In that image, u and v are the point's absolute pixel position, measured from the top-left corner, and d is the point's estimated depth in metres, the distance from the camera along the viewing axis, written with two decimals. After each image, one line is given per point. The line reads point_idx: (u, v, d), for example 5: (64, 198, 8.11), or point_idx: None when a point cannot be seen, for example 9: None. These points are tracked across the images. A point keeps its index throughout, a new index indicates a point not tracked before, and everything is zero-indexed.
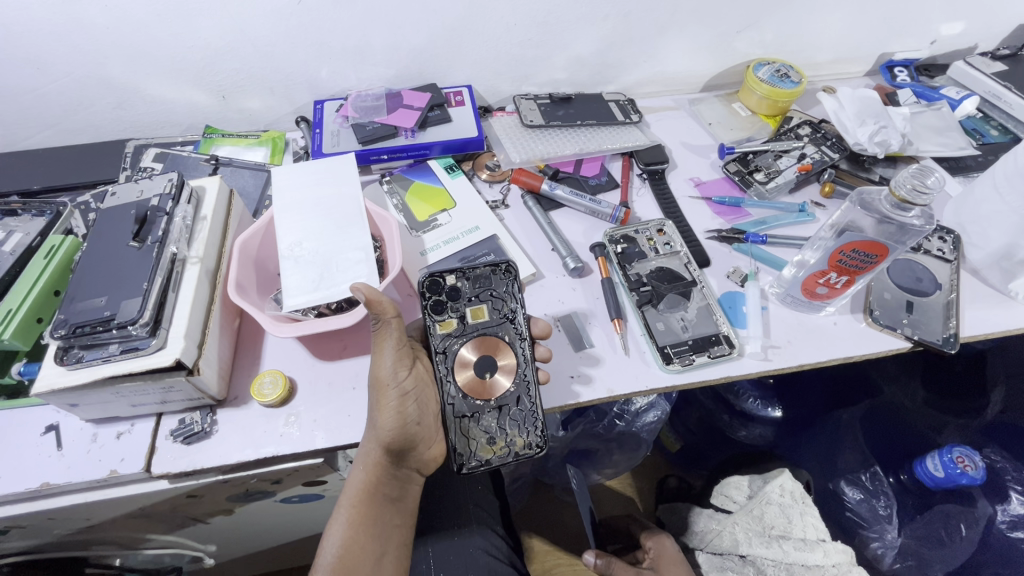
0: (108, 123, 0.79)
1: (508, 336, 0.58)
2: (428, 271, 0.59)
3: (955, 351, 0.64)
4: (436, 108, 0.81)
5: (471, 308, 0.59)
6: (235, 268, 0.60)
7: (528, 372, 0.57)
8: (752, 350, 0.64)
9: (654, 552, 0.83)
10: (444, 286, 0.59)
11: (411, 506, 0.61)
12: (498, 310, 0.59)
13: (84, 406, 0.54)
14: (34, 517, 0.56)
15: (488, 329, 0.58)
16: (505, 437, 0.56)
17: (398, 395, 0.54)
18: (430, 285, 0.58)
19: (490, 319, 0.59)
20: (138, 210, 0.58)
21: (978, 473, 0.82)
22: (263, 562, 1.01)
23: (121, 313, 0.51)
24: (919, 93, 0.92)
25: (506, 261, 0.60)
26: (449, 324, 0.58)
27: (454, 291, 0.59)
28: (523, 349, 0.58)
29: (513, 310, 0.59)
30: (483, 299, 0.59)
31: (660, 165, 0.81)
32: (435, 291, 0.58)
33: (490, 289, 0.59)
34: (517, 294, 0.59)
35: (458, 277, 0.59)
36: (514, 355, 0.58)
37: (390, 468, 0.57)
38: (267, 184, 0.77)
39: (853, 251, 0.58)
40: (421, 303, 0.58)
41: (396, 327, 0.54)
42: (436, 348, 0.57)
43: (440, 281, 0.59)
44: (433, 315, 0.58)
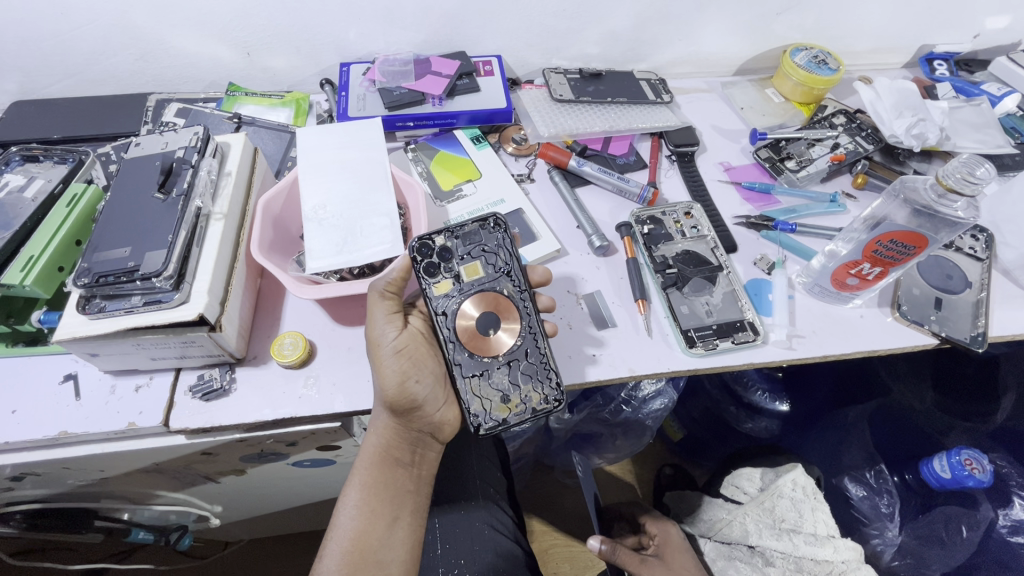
0: (130, 75, 0.78)
1: (507, 290, 0.58)
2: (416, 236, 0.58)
3: (982, 351, 0.63)
4: (465, 77, 0.79)
5: (465, 266, 0.58)
6: (259, 226, 0.59)
7: (533, 324, 0.57)
8: (777, 337, 0.63)
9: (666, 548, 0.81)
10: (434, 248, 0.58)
11: (426, 474, 0.60)
12: (493, 266, 0.58)
13: (103, 356, 0.53)
14: (50, 465, 0.56)
15: (485, 285, 0.58)
16: (519, 394, 0.55)
17: (392, 353, 0.54)
18: (420, 248, 0.57)
19: (485, 275, 0.58)
20: (164, 161, 0.57)
21: (985, 476, 0.82)
22: (266, 525, 1.02)
23: (145, 265, 0.50)
24: (959, 88, 0.89)
25: (493, 216, 0.59)
26: (444, 285, 0.57)
27: (445, 252, 0.58)
28: (524, 303, 0.57)
29: (508, 265, 0.58)
30: (476, 256, 0.58)
31: (691, 147, 0.79)
32: (426, 253, 0.57)
33: (481, 244, 0.59)
34: (509, 247, 0.58)
35: (448, 237, 0.58)
36: (517, 311, 0.57)
37: (400, 429, 0.57)
38: (291, 145, 0.75)
39: (890, 242, 0.57)
40: (414, 266, 0.57)
41: (382, 290, 0.56)
42: (436, 309, 0.56)
43: (429, 243, 0.58)
44: (428, 277, 0.57)
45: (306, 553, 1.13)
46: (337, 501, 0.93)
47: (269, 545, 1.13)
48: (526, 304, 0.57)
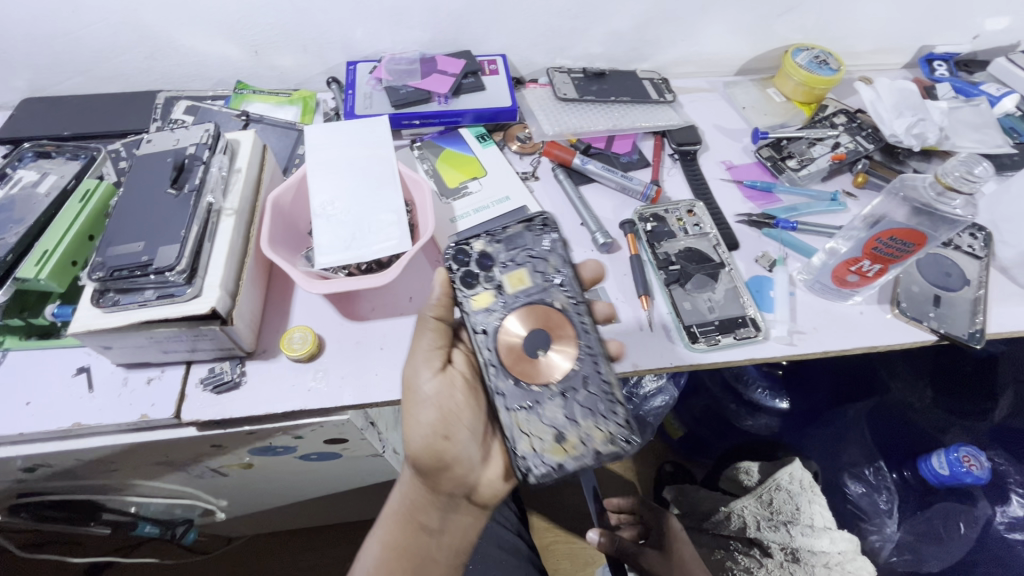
0: (140, 73, 0.78)
1: (559, 303, 0.57)
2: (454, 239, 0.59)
3: (980, 347, 0.64)
4: (470, 76, 0.80)
5: (509, 275, 0.58)
6: (269, 222, 0.60)
7: (591, 344, 0.56)
8: (778, 333, 0.64)
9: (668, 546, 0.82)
10: (472, 254, 0.59)
11: (454, 541, 0.59)
12: (540, 274, 0.59)
13: (117, 349, 0.54)
14: (62, 456, 0.57)
15: (533, 295, 0.58)
16: (577, 432, 0.52)
17: (421, 407, 0.54)
18: (458, 254, 0.58)
19: (531, 285, 0.58)
20: (176, 158, 0.58)
21: (983, 473, 0.83)
22: (270, 520, 1.03)
23: (159, 259, 0.52)
24: (959, 88, 0.90)
25: (540, 217, 0.60)
26: (483, 298, 0.58)
27: (486, 258, 0.59)
28: (580, 318, 0.57)
29: (556, 274, 0.59)
30: (522, 263, 0.59)
31: (693, 146, 0.80)
32: (463, 260, 0.58)
33: (526, 249, 0.59)
34: (557, 250, 0.59)
35: (488, 242, 0.59)
36: (570, 330, 0.56)
37: (429, 493, 0.57)
38: (298, 142, 0.76)
39: (890, 238, 0.59)
40: (451, 277, 0.58)
41: (429, 323, 0.57)
42: (476, 326, 0.57)
43: (467, 249, 0.59)
44: (466, 289, 0.57)
45: (310, 548, 1.14)
46: (341, 496, 0.94)
47: (272, 539, 1.14)
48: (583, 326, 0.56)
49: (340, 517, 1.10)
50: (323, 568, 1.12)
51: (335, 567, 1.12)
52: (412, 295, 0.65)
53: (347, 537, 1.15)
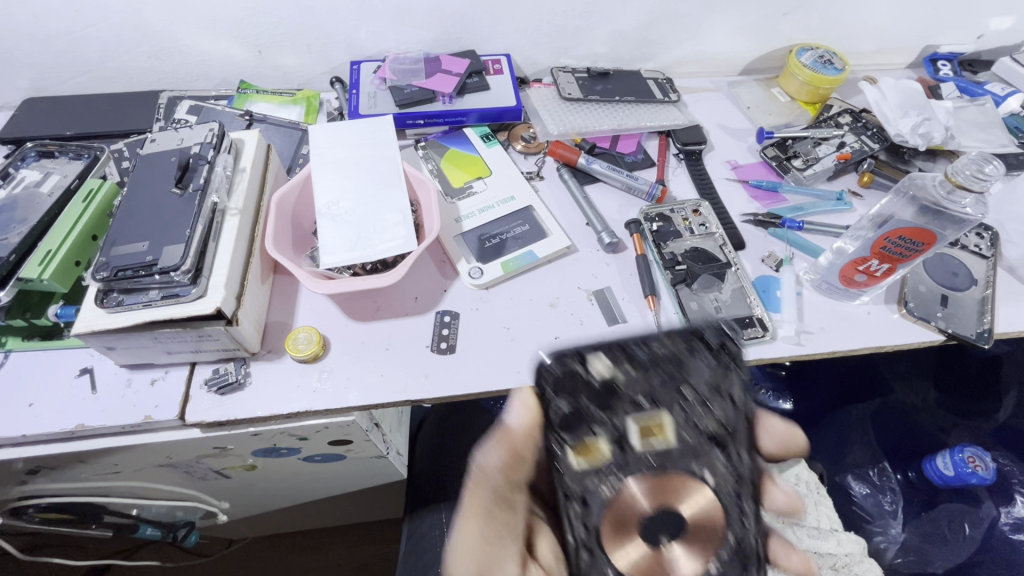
0: (142, 72, 0.78)
1: (710, 479, 0.40)
2: (556, 353, 0.43)
3: (988, 347, 0.64)
4: (475, 75, 0.80)
5: (639, 422, 0.40)
6: (273, 222, 0.59)
7: (753, 566, 0.40)
8: (785, 333, 0.63)
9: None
10: (586, 378, 0.42)
11: None
12: (693, 424, 0.41)
13: (120, 349, 0.54)
14: (65, 458, 0.56)
15: (669, 459, 0.40)
16: None
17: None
18: (560, 373, 0.42)
19: (676, 439, 0.40)
20: (180, 157, 0.58)
21: (988, 473, 0.85)
22: (272, 522, 1.03)
23: (163, 259, 0.51)
24: (963, 88, 0.90)
25: (700, 333, 0.44)
26: (591, 449, 0.40)
27: (609, 386, 0.42)
28: (745, 511, 0.40)
29: (715, 426, 0.41)
30: (665, 405, 0.41)
31: (698, 145, 0.80)
32: (571, 386, 0.42)
33: (678, 378, 0.42)
34: (717, 386, 0.42)
35: (615, 364, 0.42)
36: (720, 538, 0.39)
37: None
38: (302, 142, 0.75)
39: (898, 238, 0.59)
40: (548, 411, 0.41)
41: (499, 497, 0.46)
42: (568, 491, 0.40)
43: (580, 370, 0.42)
44: (568, 432, 0.41)
45: (311, 550, 1.13)
46: (343, 497, 0.93)
47: (274, 542, 1.14)
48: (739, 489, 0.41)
49: (342, 519, 1.09)
50: (324, 571, 1.11)
51: (336, 570, 1.11)
52: (418, 295, 0.64)
53: (349, 539, 1.14)
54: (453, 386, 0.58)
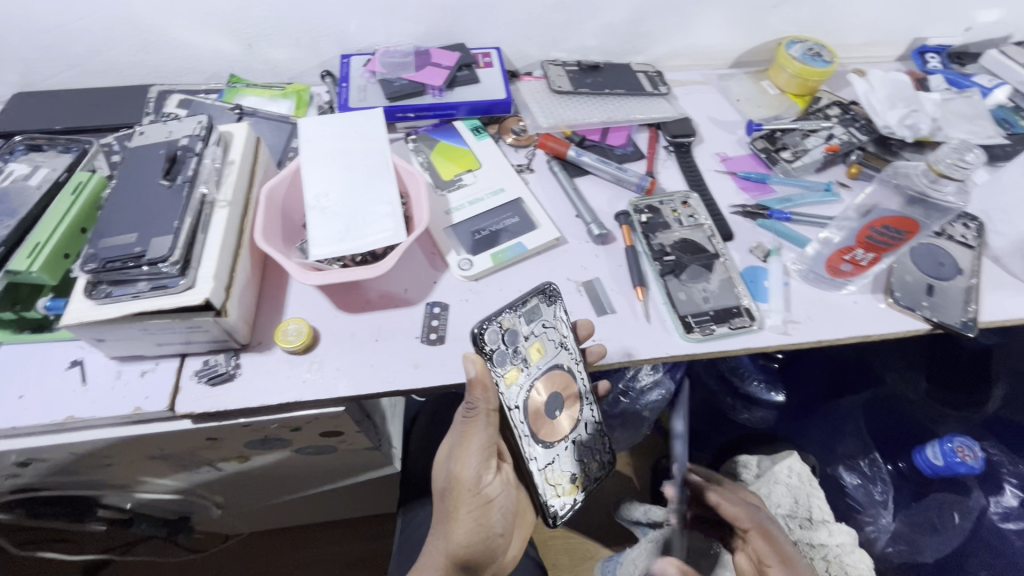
0: (132, 67, 0.78)
1: (567, 363, 0.61)
2: (477, 324, 0.57)
3: (973, 335, 0.65)
4: (465, 69, 0.80)
5: (530, 347, 0.60)
6: (263, 214, 0.60)
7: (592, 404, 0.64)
8: (772, 323, 0.64)
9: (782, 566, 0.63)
10: (501, 332, 0.58)
11: None
12: (553, 338, 0.61)
13: (110, 341, 0.54)
14: (55, 450, 0.57)
15: (550, 362, 0.61)
16: (583, 470, 0.62)
17: (479, 505, 0.57)
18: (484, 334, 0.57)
19: (548, 351, 0.61)
20: (168, 150, 0.58)
21: (976, 463, 0.84)
22: (266, 517, 1.03)
23: (151, 250, 0.51)
24: (951, 80, 0.90)
25: (546, 287, 0.61)
26: (512, 375, 0.58)
27: (513, 334, 0.59)
28: (583, 376, 0.62)
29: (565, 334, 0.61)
30: (539, 335, 0.61)
31: (688, 138, 0.80)
32: (495, 338, 0.58)
33: (547, 319, 0.61)
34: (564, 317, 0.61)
35: (512, 317, 0.59)
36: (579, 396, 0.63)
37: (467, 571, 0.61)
38: (292, 136, 0.75)
39: (883, 227, 0.60)
40: (488, 356, 0.57)
41: (493, 421, 0.57)
42: (511, 403, 0.58)
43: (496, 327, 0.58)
44: (500, 368, 0.57)
45: (306, 545, 1.14)
46: (337, 491, 0.94)
47: (269, 537, 1.14)
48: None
49: (337, 514, 1.10)
50: (320, 565, 1.12)
51: (332, 563, 1.12)
52: (408, 287, 0.64)
53: (344, 533, 1.15)
54: (441, 376, 0.58)
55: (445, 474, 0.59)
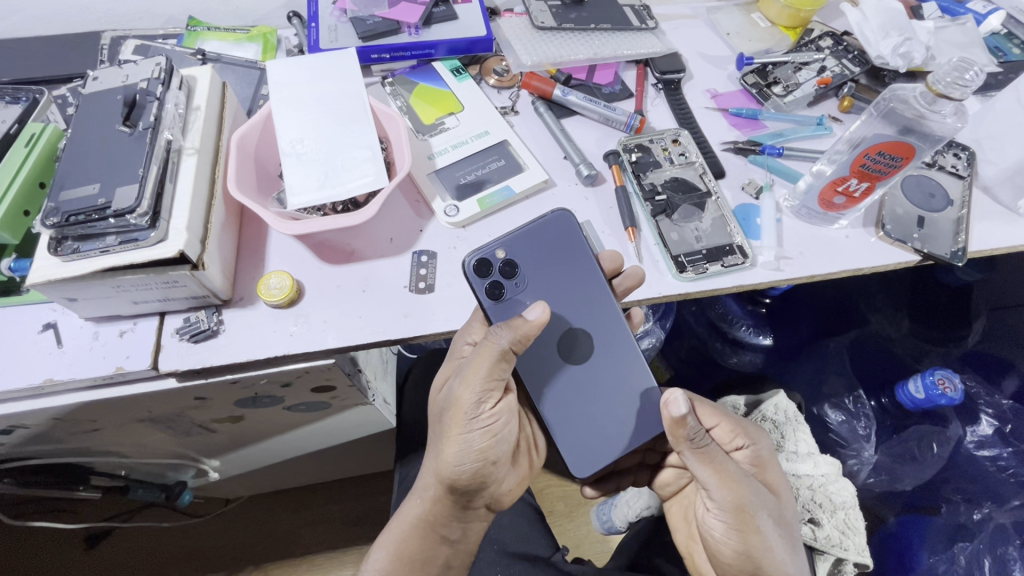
0: (81, 11, 0.72)
1: (594, 287, 0.57)
2: (475, 253, 0.55)
3: (961, 265, 0.65)
4: (441, 5, 0.76)
5: (528, 278, 0.56)
6: (235, 162, 0.57)
7: (606, 308, 0.57)
8: (765, 259, 0.63)
9: (744, 451, 0.59)
10: (495, 263, 0.55)
11: (468, 546, 0.61)
12: (569, 259, 0.57)
13: (83, 300, 0.52)
14: (38, 416, 0.55)
15: (567, 286, 0.57)
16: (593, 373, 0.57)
17: (473, 431, 0.52)
18: (478, 266, 0.55)
19: (561, 273, 0.57)
20: (126, 95, 0.54)
21: (956, 394, 0.86)
22: (262, 480, 1.03)
23: (117, 201, 0.48)
24: (944, 8, 0.87)
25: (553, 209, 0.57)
26: (504, 299, 0.55)
27: (509, 265, 0.55)
28: (607, 291, 0.57)
29: (582, 253, 0.57)
30: (542, 262, 0.56)
31: (677, 74, 0.77)
32: (485, 270, 0.55)
33: (559, 246, 0.57)
34: (584, 243, 0.57)
35: (507, 247, 0.56)
36: (593, 302, 0.57)
37: (453, 505, 0.57)
38: (261, 83, 0.70)
39: (877, 154, 0.58)
40: (476, 286, 0.55)
41: (506, 356, 0.51)
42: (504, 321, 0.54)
43: (490, 260, 0.55)
44: (492, 296, 0.54)
45: (305, 506, 1.15)
46: (332, 450, 0.94)
47: (267, 500, 1.15)
48: (520, 310, 0.55)
49: (333, 474, 1.11)
50: (320, 524, 1.13)
51: (334, 521, 1.14)
52: (394, 236, 0.62)
53: (343, 492, 1.16)
54: (433, 325, 0.57)
55: (446, 395, 0.54)
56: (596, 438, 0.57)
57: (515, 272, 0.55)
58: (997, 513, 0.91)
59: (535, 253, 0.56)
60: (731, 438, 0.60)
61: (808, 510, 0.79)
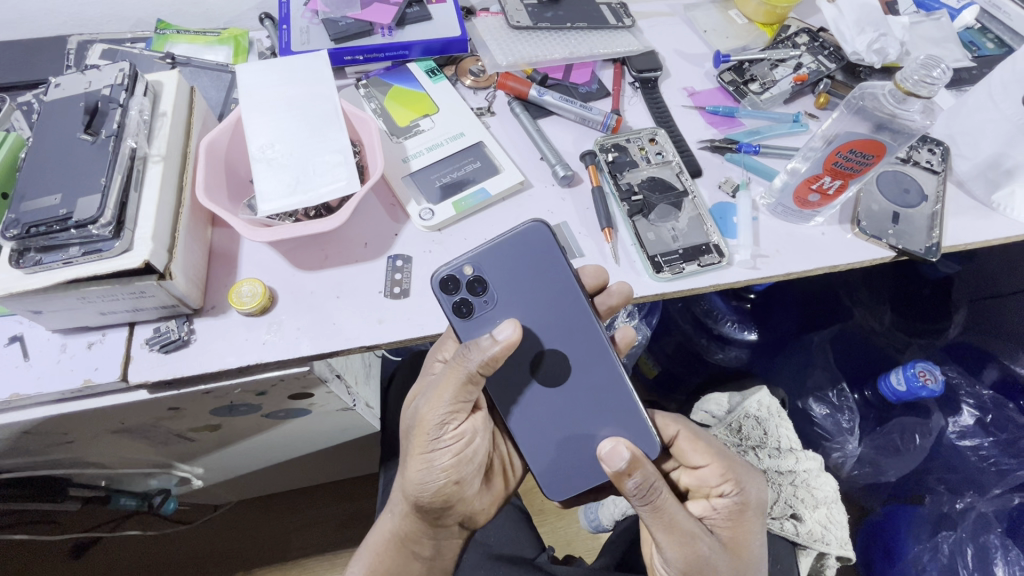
0: (45, 15, 0.71)
1: (566, 302, 0.55)
2: (440, 268, 0.54)
3: (936, 260, 0.65)
4: (415, 5, 0.75)
5: (497, 293, 0.55)
6: (204, 169, 0.56)
7: (578, 322, 0.55)
8: (741, 258, 0.63)
9: (724, 499, 0.57)
10: (461, 280, 0.54)
11: (442, 560, 0.62)
12: (540, 274, 0.55)
13: (48, 313, 0.51)
14: (6, 431, 0.54)
15: (537, 300, 0.56)
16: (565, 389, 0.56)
17: (437, 450, 0.52)
18: (445, 283, 0.54)
19: (532, 287, 0.55)
20: (88, 101, 0.52)
21: (937, 386, 0.86)
22: (247, 486, 1.02)
23: (79, 212, 0.47)
24: (920, 3, 0.88)
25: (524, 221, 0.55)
26: (471, 313, 0.54)
27: (477, 281, 0.54)
28: (580, 305, 0.55)
29: (553, 267, 0.55)
30: (511, 277, 0.55)
31: (653, 73, 0.77)
32: (454, 287, 0.54)
33: (528, 260, 0.55)
34: (556, 254, 0.55)
35: (474, 263, 0.55)
36: (565, 317, 0.56)
37: (421, 522, 0.57)
38: (232, 87, 0.69)
39: (848, 152, 0.58)
40: (443, 303, 0.54)
41: (472, 379, 0.50)
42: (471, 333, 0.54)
43: (457, 276, 0.54)
44: (458, 313, 0.54)
45: (294, 510, 1.14)
46: (316, 455, 0.93)
47: (254, 505, 1.14)
48: (488, 326, 0.55)
49: (320, 478, 1.10)
50: (309, 528, 1.13)
51: (322, 526, 1.13)
52: (368, 241, 0.62)
53: (332, 496, 1.16)
54: (408, 330, 0.57)
55: (413, 413, 0.54)
56: (567, 453, 0.56)
57: (484, 289, 0.55)
58: (979, 502, 0.92)
59: (504, 270, 0.55)
60: (717, 481, 0.58)
61: (791, 506, 0.79)
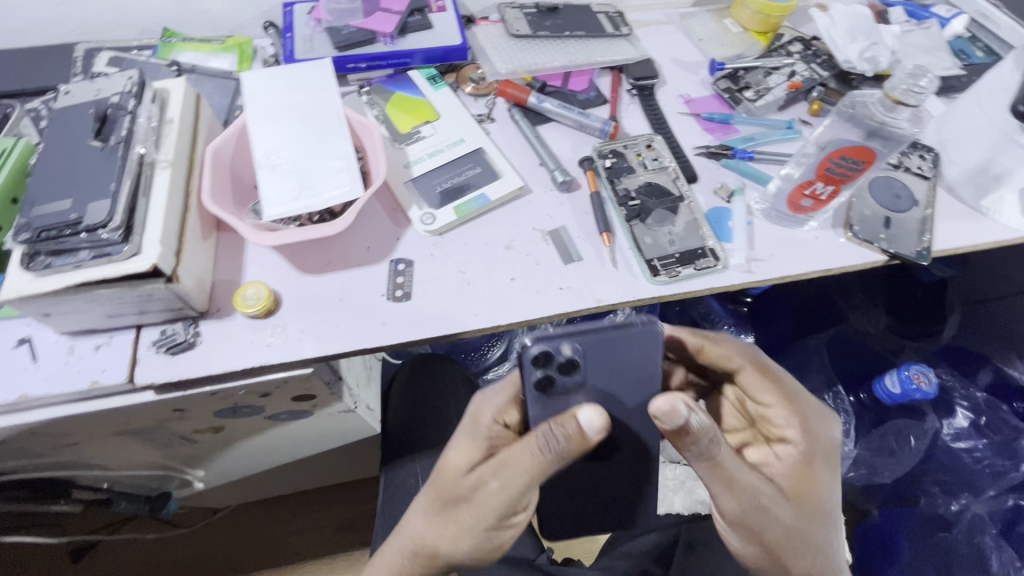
0: (52, 23, 0.72)
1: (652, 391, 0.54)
2: (535, 338, 0.50)
3: (926, 264, 0.66)
4: (416, 13, 0.77)
5: (587, 376, 0.52)
6: (209, 174, 0.57)
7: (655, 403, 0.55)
8: (736, 262, 0.64)
9: (790, 443, 0.57)
10: (556, 359, 0.50)
11: None
12: (636, 367, 0.53)
13: (58, 315, 0.52)
14: (14, 432, 0.55)
15: (622, 385, 0.54)
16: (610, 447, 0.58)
17: (498, 527, 0.52)
18: (540, 358, 0.50)
19: (621, 375, 0.53)
20: (97, 109, 0.54)
21: (930, 388, 0.87)
22: (247, 489, 1.03)
23: (89, 217, 0.49)
24: (910, 13, 0.89)
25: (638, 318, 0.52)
26: (554, 391, 0.52)
27: (569, 362, 0.51)
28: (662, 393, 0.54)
29: (649, 361, 0.53)
30: (604, 364, 0.52)
31: (650, 80, 0.79)
32: (548, 362, 0.50)
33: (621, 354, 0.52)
34: (655, 353, 0.53)
35: (573, 343, 0.51)
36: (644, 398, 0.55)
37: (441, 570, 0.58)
38: (237, 93, 0.70)
39: (835, 156, 0.68)
40: (532, 378, 0.50)
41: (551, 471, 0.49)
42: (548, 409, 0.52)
43: (553, 354, 0.50)
44: (544, 387, 0.51)
45: (294, 513, 1.15)
46: (316, 457, 0.94)
47: (254, 508, 1.15)
48: (564, 404, 0.53)
49: (320, 481, 1.10)
50: (309, 531, 1.13)
51: (322, 529, 1.14)
52: (371, 245, 0.63)
53: (331, 499, 1.16)
54: (410, 333, 0.58)
55: (472, 488, 0.52)
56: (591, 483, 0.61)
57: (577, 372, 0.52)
58: (974, 503, 0.94)
59: (599, 350, 0.52)
60: (782, 423, 0.58)
61: None
